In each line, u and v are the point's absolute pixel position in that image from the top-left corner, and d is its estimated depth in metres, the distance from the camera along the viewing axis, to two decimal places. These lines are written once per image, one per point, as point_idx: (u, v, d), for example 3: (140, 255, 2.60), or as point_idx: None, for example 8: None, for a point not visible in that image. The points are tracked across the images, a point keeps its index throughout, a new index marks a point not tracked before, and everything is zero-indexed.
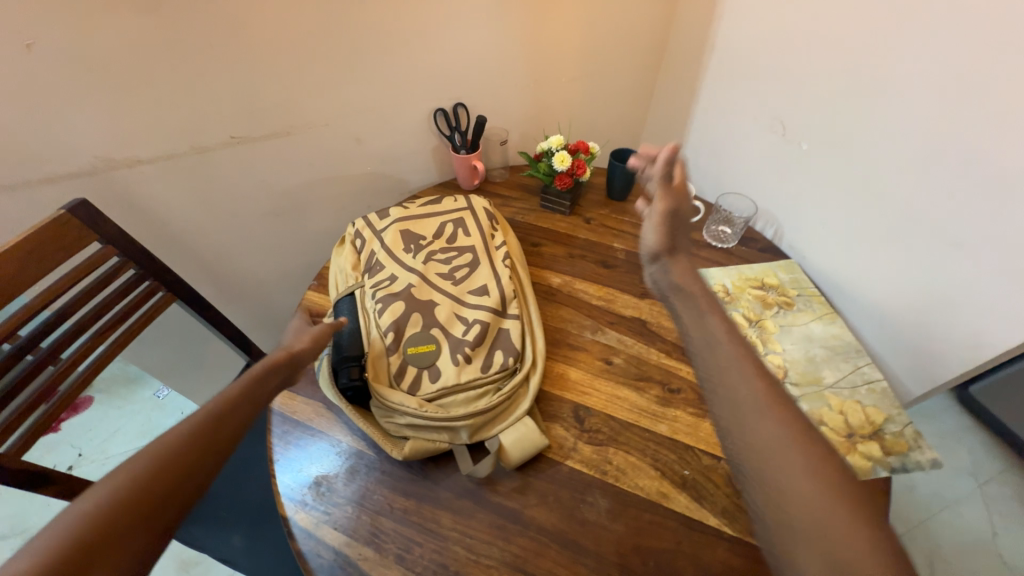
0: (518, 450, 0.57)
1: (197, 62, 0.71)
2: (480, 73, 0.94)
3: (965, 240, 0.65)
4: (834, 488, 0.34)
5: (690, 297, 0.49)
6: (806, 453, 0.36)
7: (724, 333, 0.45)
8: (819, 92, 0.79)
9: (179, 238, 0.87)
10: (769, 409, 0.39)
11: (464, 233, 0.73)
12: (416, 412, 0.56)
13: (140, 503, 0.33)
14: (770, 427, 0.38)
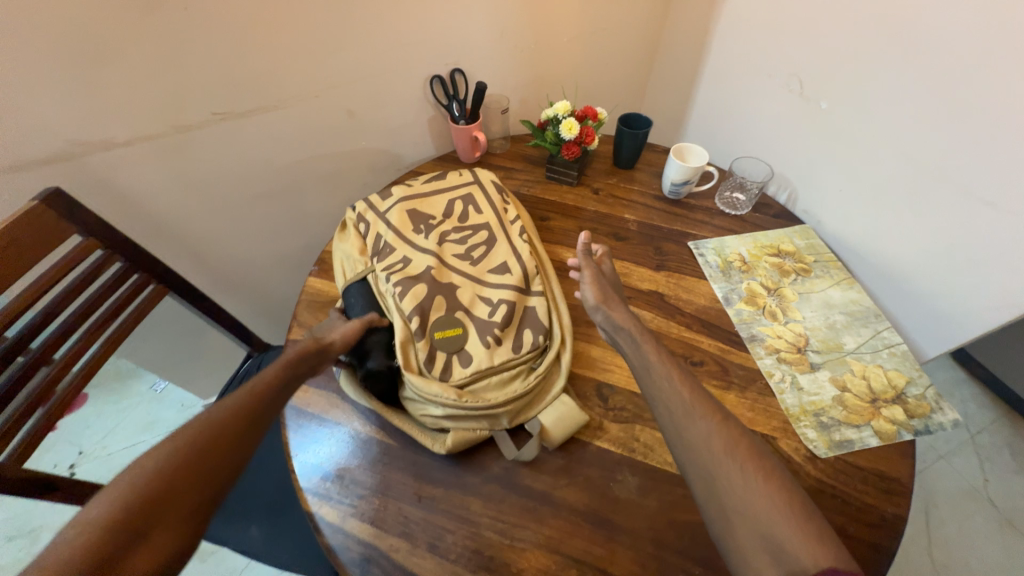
0: (560, 430, 0.56)
1: (165, 30, 0.64)
2: (476, 34, 0.87)
3: (999, 198, 0.62)
4: (769, 482, 0.41)
5: (631, 333, 0.55)
6: (738, 458, 0.43)
7: (661, 363, 0.51)
8: (840, 44, 0.74)
9: (164, 227, 0.81)
10: (704, 424, 0.45)
11: (475, 211, 0.69)
12: (454, 402, 0.54)
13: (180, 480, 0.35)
14: (705, 440, 0.44)
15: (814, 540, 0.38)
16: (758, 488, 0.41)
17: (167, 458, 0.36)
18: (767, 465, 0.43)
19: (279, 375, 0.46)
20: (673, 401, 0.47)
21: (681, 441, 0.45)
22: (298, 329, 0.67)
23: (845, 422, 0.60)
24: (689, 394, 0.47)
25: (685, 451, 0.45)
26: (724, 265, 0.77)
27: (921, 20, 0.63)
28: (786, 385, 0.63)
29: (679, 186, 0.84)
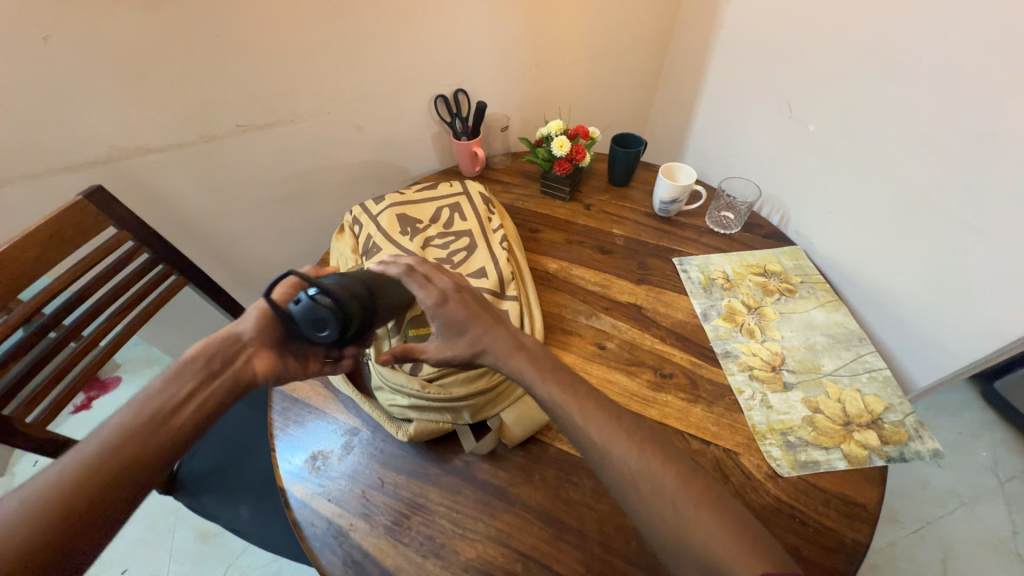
0: (519, 427, 0.58)
1: (199, 53, 0.73)
2: (479, 57, 0.93)
3: (984, 224, 0.61)
4: (709, 509, 0.41)
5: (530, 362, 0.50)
6: (673, 487, 0.42)
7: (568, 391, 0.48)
8: (828, 69, 0.75)
9: (190, 224, 0.91)
10: (630, 457, 0.44)
11: (460, 218, 0.73)
12: (418, 393, 0.57)
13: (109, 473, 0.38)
14: (632, 470, 0.43)
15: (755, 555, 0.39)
16: (690, 516, 0.41)
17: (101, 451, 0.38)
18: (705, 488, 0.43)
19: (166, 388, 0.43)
20: (593, 433, 0.45)
21: (610, 473, 0.44)
22: None
23: (813, 443, 0.59)
24: (611, 427, 0.46)
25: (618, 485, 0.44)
26: (706, 282, 0.77)
27: (902, 44, 0.64)
28: (754, 402, 0.63)
29: (668, 204, 0.86)
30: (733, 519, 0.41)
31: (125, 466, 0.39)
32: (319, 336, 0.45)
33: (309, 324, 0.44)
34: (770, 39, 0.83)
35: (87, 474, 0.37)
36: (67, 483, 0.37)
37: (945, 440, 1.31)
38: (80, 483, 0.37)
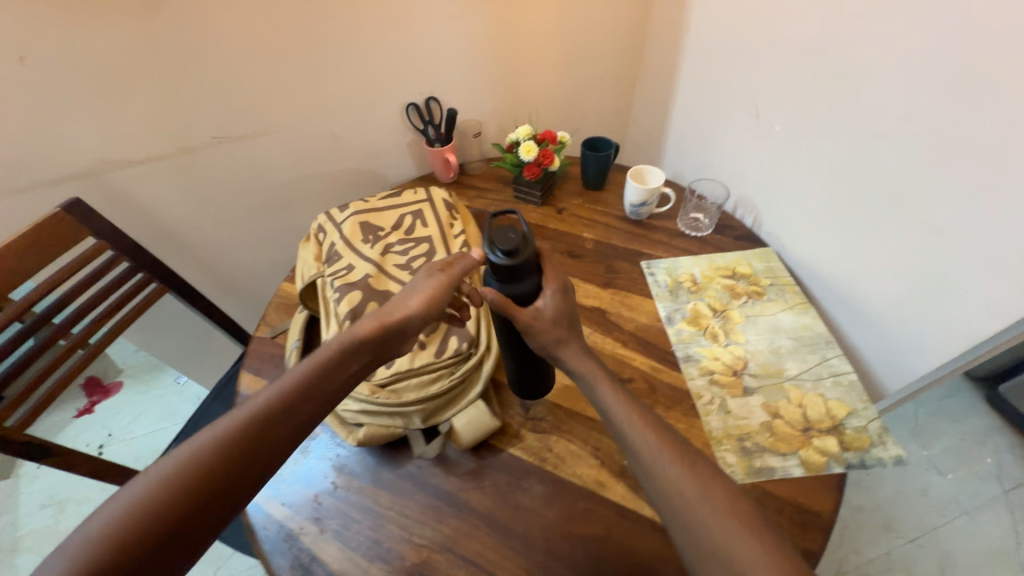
0: (469, 432, 0.59)
1: (170, 69, 0.76)
2: (450, 65, 0.94)
3: (942, 222, 0.58)
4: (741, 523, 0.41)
5: (594, 382, 0.51)
6: (711, 501, 0.42)
7: (621, 407, 0.49)
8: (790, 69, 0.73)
9: (172, 234, 0.93)
10: (668, 467, 0.44)
11: (421, 225, 0.73)
12: (367, 398, 0.58)
13: (186, 502, 0.37)
14: (676, 487, 0.43)
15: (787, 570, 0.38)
16: (718, 526, 0.41)
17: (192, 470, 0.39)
18: (742, 504, 0.42)
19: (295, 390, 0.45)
20: (641, 446, 0.46)
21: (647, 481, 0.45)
22: (265, 327, 0.77)
23: (770, 449, 0.57)
24: (649, 435, 0.47)
25: (655, 495, 0.44)
26: (673, 285, 0.77)
27: (858, 40, 0.61)
28: (712, 407, 0.62)
29: (638, 207, 0.86)
30: (752, 530, 0.40)
31: (198, 501, 0.38)
32: (497, 262, 0.48)
33: (495, 240, 0.48)
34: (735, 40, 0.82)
35: (166, 500, 0.37)
36: (148, 502, 0.37)
37: (945, 446, 1.26)
38: (148, 516, 0.36)
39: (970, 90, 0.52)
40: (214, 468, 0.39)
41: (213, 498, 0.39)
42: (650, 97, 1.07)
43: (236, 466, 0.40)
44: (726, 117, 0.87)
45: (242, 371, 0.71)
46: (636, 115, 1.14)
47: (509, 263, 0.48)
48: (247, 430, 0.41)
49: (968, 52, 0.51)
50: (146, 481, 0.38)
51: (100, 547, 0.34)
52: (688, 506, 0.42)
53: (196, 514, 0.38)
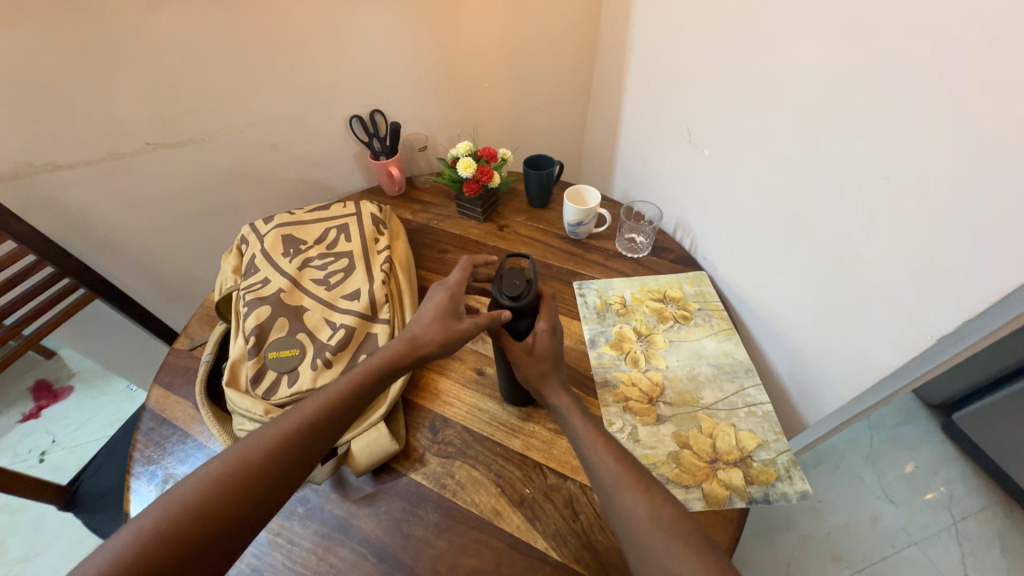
0: (366, 456, 0.57)
1: (96, 76, 0.75)
2: (394, 79, 0.95)
3: (845, 252, 0.57)
4: (684, 547, 0.41)
5: (567, 409, 0.53)
6: (662, 527, 0.43)
7: (587, 433, 0.51)
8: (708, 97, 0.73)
9: (103, 239, 0.92)
10: (634, 500, 0.45)
11: (345, 239, 0.74)
12: (261, 419, 0.55)
13: (220, 512, 0.42)
14: (632, 512, 0.44)
15: None
16: (676, 557, 0.41)
17: (226, 479, 0.43)
18: (685, 528, 0.43)
19: (318, 411, 0.49)
20: (600, 471, 0.47)
21: (613, 513, 0.45)
22: (185, 338, 0.76)
23: (673, 481, 0.56)
24: (616, 465, 0.47)
25: (620, 528, 0.44)
26: (602, 307, 0.76)
27: (762, 72, 0.62)
28: (622, 434, 0.60)
29: (576, 226, 0.86)
30: (695, 556, 0.41)
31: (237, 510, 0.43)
32: (503, 305, 0.51)
33: (502, 284, 0.52)
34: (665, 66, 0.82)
35: (197, 507, 0.42)
36: (191, 505, 0.41)
37: (898, 474, 1.24)
38: (155, 543, 0.39)
39: (851, 127, 0.52)
40: (216, 502, 0.42)
41: (212, 534, 0.41)
42: (599, 115, 1.08)
43: (235, 500, 0.43)
44: (662, 140, 0.87)
45: (152, 385, 0.69)
46: (588, 133, 1.15)
47: (514, 307, 0.51)
48: (253, 464, 0.44)
49: (848, 90, 0.51)
50: (158, 510, 0.41)
51: (150, 544, 0.39)
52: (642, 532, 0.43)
53: (197, 548, 0.41)
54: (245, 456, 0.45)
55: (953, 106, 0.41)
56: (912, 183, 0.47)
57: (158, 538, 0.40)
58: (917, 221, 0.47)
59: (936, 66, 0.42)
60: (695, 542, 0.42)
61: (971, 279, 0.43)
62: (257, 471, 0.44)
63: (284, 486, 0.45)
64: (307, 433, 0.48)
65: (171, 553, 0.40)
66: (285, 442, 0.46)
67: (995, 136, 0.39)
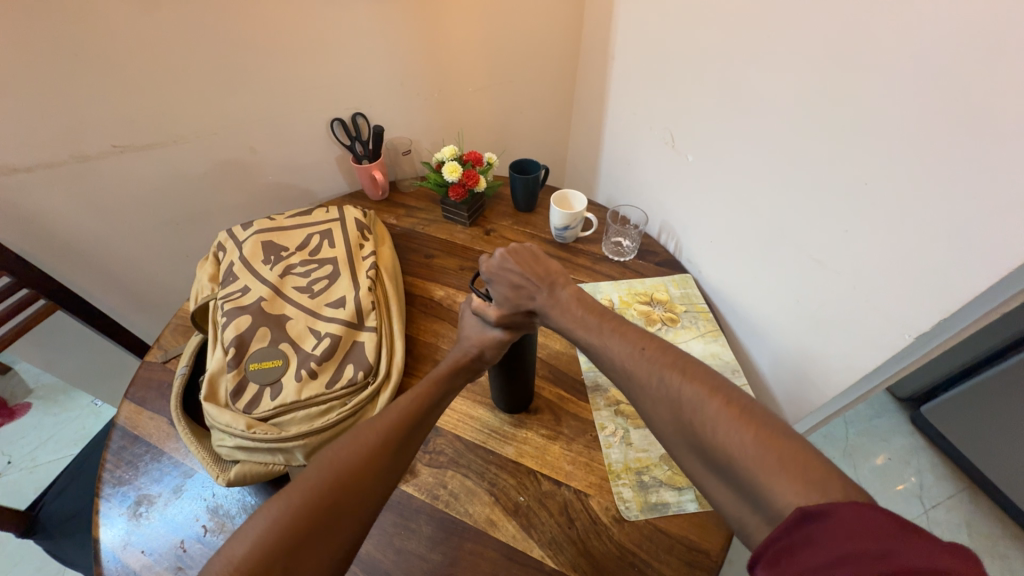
0: None
1: (57, 72, 0.71)
2: (376, 81, 0.93)
3: (825, 255, 0.58)
4: (727, 410, 0.36)
5: (571, 315, 0.47)
6: (706, 402, 0.37)
7: (592, 339, 0.45)
8: (687, 104, 0.75)
9: (67, 245, 0.86)
10: (689, 399, 0.38)
11: (329, 245, 0.72)
12: (243, 433, 0.53)
13: (341, 493, 0.39)
14: (674, 404, 0.38)
15: (784, 458, 0.32)
16: (740, 445, 0.34)
17: (343, 459, 0.41)
18: (726, 397, 0.37)
19: (420, 401, 0.48)
20: (619, 358, 0.43)
21: (662, 423, 0.39)
22: (157, 351, 0.72)
23: (666, 483, 0.56)
24: (655, 362, 0.40)
25: (670, 435, 0.39)
26: None
27: (744, 78, 0.63)
28: (614, 438, 0.61)
29: (563, 230, 0.86)
30: (749, 424, 0.35)
31: (356, 496, 0.40)
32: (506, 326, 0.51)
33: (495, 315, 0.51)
34: (644, 74, 0.83)
35: (317, 490, 0.39)
36: (314, 487, 0.39)
37: (872, 466, 1.29)
38: (280, 533, 0.36)
39: (828, 135, 0.54)
40: (336, 483, 0.40)
41: (327, 512, 0.38)
42: (581, 120, 1.09)
43: (360, 481, 0.40)
44: (645, 145, 0.88)
45: (122, 401, 0.66)
46: (572, 138, 1.16)
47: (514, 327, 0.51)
48: (369, 444, 0.43)
49: (829, 96, 0.52)
50: (277, 507, 0.38)
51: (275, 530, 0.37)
52: (689, 423, 0.37)
53: (322, 531, 0.38)
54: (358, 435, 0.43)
55: (928, 115, 0.43)
56: (886, 190, 0.49)
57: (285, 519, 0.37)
58: (894, 226, 0.49)
59: (911, 76, 0.44)
60: (746, 406, 0.36)
61: (956, 272, 0.44)
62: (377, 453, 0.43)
63: (394, 465, 0.43)
64: (412, 417, 0.46)
65: (308, 538, 0.37)
66: (396, 429, 0.44)
67: (969, 141, 0.41)
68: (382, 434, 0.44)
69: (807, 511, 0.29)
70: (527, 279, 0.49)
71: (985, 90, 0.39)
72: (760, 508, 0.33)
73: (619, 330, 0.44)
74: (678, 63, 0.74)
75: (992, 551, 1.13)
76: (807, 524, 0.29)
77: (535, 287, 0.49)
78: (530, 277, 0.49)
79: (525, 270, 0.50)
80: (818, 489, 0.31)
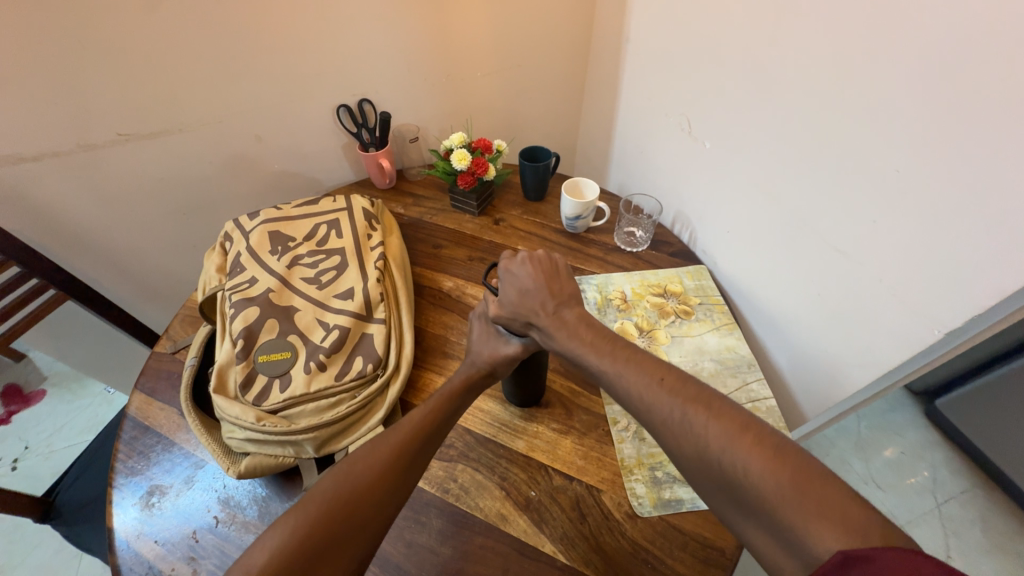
0: None
1: (58, 60, 0.69)
2: (382, 66, 0.91)
3: (850, 246, 0.56)
4: (748, 442, 0.35)
5: (572, 343, 0.46)
6: (725, 432, 0.36)
7: (600, 365, 0.44)
8: (705, 89, 0.71)
9: (75, 235, 0.86)
10: (704, 428, 0.36)
11: (336, 235, 0.71)
12: (253, 426, 0.52)
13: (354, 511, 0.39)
14: (693, 432, 0.37)
15: (812, 496, 0.31)
16: (765, 488, 0.33)
17: (355, 476, 0.41)
18: (748, 429, 0.35)
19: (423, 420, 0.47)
20: (632, 386, 0.41)
21: (680, 452, 0.38)
22: (167, 342, 0.72)
23: (680, 479, 0.56)
24: (671, 393, 0.39)
25: (698, 476, 0.37)
26: (603, 303, 0.75)
27: (766, 58, 0.60)
28: (627, 433, 0.60)
29: (574, 220, 0.84)
30: (774, 458, 0.33)
31: (368, 515, 0.40)
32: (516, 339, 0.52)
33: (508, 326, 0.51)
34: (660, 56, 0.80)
35: (330, 509, 0.39)
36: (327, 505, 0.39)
37: (884, 459, 1.27)
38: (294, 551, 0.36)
39: (855, 121, 0.50)
40: (349, 503, 0.39)
41: (343, 530, 0.38)
42: (593, 105, 1.06)
43: (373, 500, 0.40)
44: (660, 131, 0.85)
45: (134, 391, 0.66)
46: (583, 123, 1.13)
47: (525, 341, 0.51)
48: (379, 462, 0.42)
49: (857, 78, 0.49)
50: (291, 524, 0.38)
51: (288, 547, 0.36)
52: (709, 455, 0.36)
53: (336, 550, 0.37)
54: (368, 460, 0.42)
55: (961, 96, 0.40)
56: (914, 176, 0.46)
57: (299, 536, 0.37)
58: (921, 216, 0.46)
59: (948, 54, 0.40)
60: (770, 439, 0.35)
61: (986, 268, 0.42)
62: (385, 473, 0.42)
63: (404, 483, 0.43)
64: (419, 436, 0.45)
65: (322, 556, 0.37)
66: (406, 447, 0.44)
67: (1007, 125, 0.37)
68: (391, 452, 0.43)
69: (851, 556, 0.28)
70: (539, 290, 0.49)
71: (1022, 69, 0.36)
72: (788, 546, 0.32)
73: (632, 358, 0.43)
74: (696, 44, 0.71)
75: (1006, 548, 1.11)
76: (849, 569, 0.28)
77: (547, 299, 0.48)
78: (544, 289, 0.49)
79: (540, 281, 0.50)
80: (860, 533, 0.29)
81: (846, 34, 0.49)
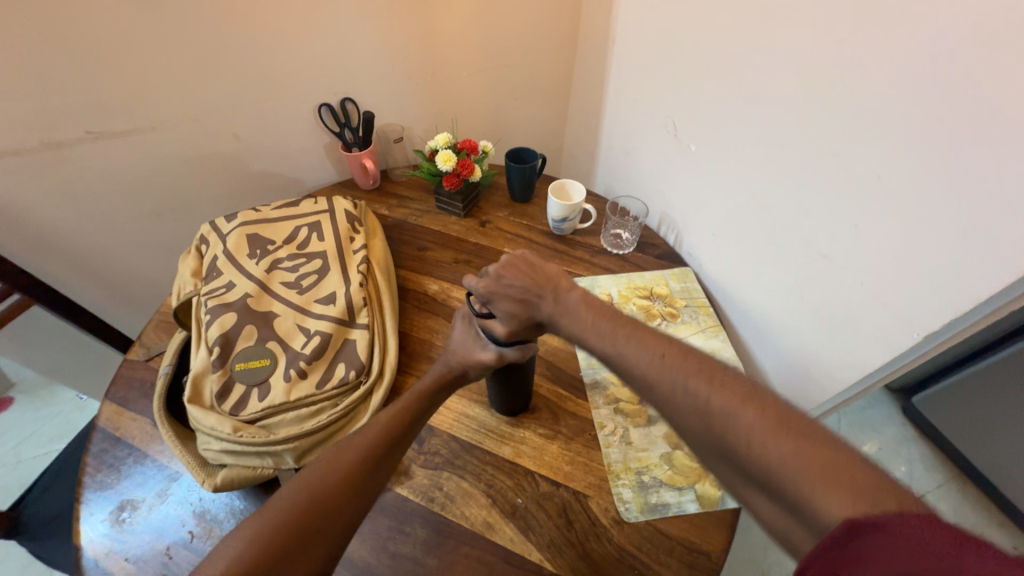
0: None
1: (22, 54, 0.66)
2: (365, 64, 0.89)
3: (832, 250, 0.56)
4: (755, 412, 0.34)
5: (576, 322, 0.45)
6: (733, 403, 0.35)
7: (603, 342, 0.43)
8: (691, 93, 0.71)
9: (41, 237, 0.82)
10: (711, 399, 0.36)
11: (318, 238, 0.69)
12: (229, 438, 0.51)
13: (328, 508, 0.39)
14: (700, 402, 0.36)
15: (823, 464, 0.31)
16: (775, 458, 0.32)
17: (328, 474, 0.40)
18: (755, 400, 0.35)
19: (396, 419, 0.46)
20: (638, 359, 0.40)
21: (687, 425, 0.37)
22: (139, 349, 0.69)
23: (666, 483, 0.56)
24: (677, 365, 0.38)
25: (706, 448, 0.36)
26: None
27: (751, 64, 0.60)
28: (614, 437, 0.60)
29: (561, 222, 0.84)
30: (782, 427, 0.33)
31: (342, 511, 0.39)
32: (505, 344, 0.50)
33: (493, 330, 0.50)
34: (646, 58, 0.80)
35: (302, 506, 0.38)
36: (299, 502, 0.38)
37: None
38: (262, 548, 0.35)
39: (838, 126, 0.51)
40: (321, 501, 0.39)
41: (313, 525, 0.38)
42: (579, 106, 1.05)
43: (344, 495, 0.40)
44: (646, 134, 0.85)
45: (104, 401, 0.63)
46: (569, 125, 1.12)
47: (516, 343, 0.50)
48: (352, 462, 0.42)
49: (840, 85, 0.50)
50: (260, 521, 0.37)
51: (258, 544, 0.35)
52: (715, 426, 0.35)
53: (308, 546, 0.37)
54: (338, 459, 0.42)
55: (944, 105, 0.41)
56: (897, 183, 0.47)
57: (268, 533, 0.36)
58: (903, 220, 0.47)
59: (930, 63, 0.41)
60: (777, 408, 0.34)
61: (966, 271, 0.43)
62: (357, 469, 0.42)
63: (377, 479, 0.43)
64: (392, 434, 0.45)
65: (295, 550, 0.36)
66: (378, 446, 0.44)
67: (987, 133, 0.38)
68: (364, 450, 0.43)
69: (858, 524, 0.27)
70: (525, 290, 0.48)
71: (1001, 81, 0.37)
72: (802, 519, 0.31)
73: (636, 335, 0.42)
74: (681, 48, 0.71)
75: None
76: (858, 537, 0.27)
77: (533, 298, 0.47)
78: (529, 288, 0.48)
79: (524, 279, 0.48)
80: (871, 501, 0.28)
81: (828, 42, 0.49)
